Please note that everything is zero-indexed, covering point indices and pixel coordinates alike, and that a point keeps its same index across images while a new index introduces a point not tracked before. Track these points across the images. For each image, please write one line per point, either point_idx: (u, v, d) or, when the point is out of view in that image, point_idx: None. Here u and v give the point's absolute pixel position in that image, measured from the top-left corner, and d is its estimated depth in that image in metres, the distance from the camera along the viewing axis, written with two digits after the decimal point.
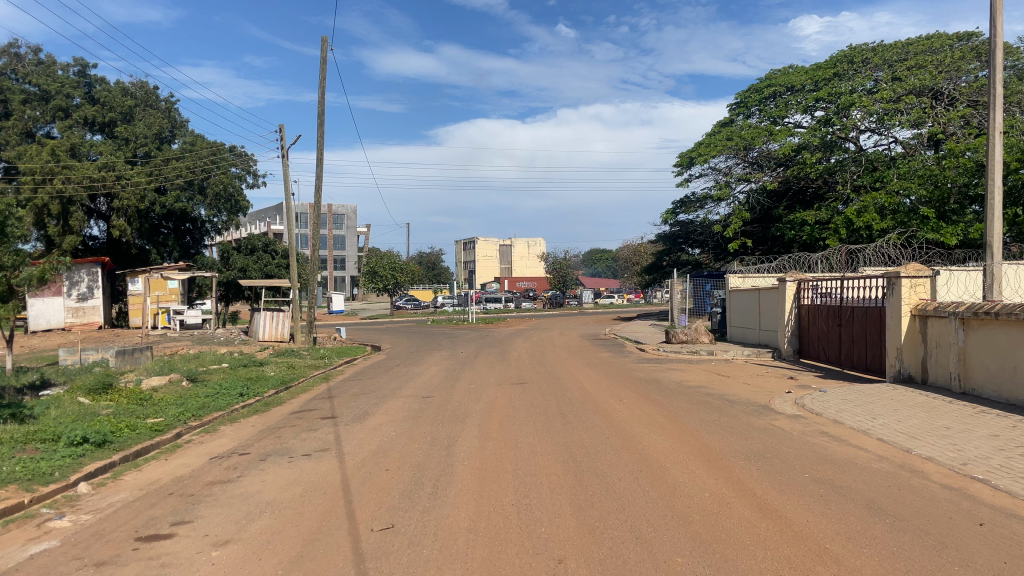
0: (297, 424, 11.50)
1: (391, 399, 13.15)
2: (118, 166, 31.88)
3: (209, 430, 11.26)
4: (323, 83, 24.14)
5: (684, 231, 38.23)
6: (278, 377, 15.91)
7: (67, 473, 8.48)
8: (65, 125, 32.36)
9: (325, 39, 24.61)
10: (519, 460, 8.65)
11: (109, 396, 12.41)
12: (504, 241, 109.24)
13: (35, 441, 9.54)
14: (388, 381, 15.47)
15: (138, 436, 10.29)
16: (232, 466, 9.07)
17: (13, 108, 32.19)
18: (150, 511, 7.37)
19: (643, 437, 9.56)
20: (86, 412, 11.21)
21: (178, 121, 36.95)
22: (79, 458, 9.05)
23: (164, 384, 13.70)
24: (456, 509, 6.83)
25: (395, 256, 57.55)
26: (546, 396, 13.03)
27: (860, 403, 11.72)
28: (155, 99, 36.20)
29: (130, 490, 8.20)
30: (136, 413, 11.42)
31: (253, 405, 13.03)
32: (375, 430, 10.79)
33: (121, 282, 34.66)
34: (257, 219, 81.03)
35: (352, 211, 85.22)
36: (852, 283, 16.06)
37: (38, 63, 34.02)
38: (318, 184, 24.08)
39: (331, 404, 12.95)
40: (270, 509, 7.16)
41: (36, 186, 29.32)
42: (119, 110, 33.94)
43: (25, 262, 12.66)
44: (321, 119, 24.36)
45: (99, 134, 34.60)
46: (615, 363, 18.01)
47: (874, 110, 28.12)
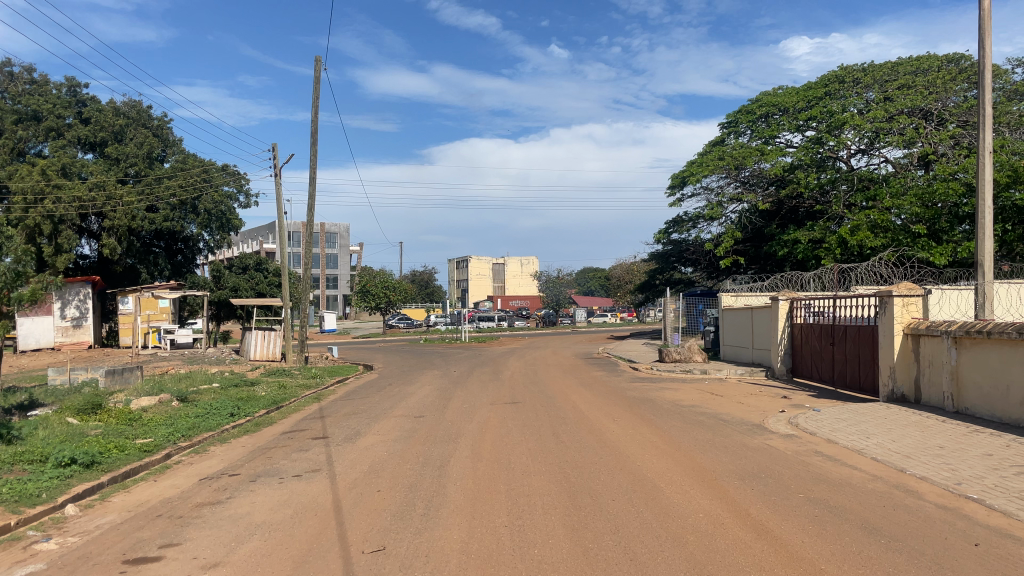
0: (288, 444, 11.41)
1: (383, 419, 13.06)
2: (109, 186, 31.84)
3: (199, 451, 11.15)
4: (316, 102, 24.17)
5: (677, 250, 38.35)
6: (270, 397, 15.80)
7: (55, 495, 8.37)
8: (57, 144, 32.31)
9: (317, 58, 24.66)
10: (512, 480, 8.59)
11: (98, 416, 12.29)
12: (497, 260, 109.35)
13: (23, 462, 9.42)
14: (380, 401, 15.35)
15: (127, 457, 10.19)
16: (222, 487, 8.97)
17: (5, 127, 32.18)
18: (137, 533, 7.27)
19: (637, 457, 9.51)
20: (75, 432, 11.09)
21: (170, 139, 36.95)
22: (67, 480, 8.93)
23: (153, 404, 13.58)
24: (449, 530, 6.76)
25: (388, 275, 57.45)
26: (539, 415, 12.96)
27: (854, 423, 11.70)
28: (148, 118, 36.22)
29: (118, 512, 8.09)
30: (125, 433, 11.30)
31: (244, 425, 12.92)
32: (367, 450, 10.70)
33: (111, 301, 34.51)
34: (250, 238, 81.01)
35: (344, 230, 85.14)
36: (844, 302, 16.09)
37: (31, 83, 34.05)
38: (310, 203, 24.05)
39: (322, 424, 12.85)
40: (260, 531, 7.07)
41: (27, 207, 29.24)
42: (111, 129, 33.95)
43: (14, 282, 12.55)
44: (314, 138, 24.35)
45: (91, 154, 34.56)
46: (608, 383, 17.94)
47: (866, 129, 28.35)
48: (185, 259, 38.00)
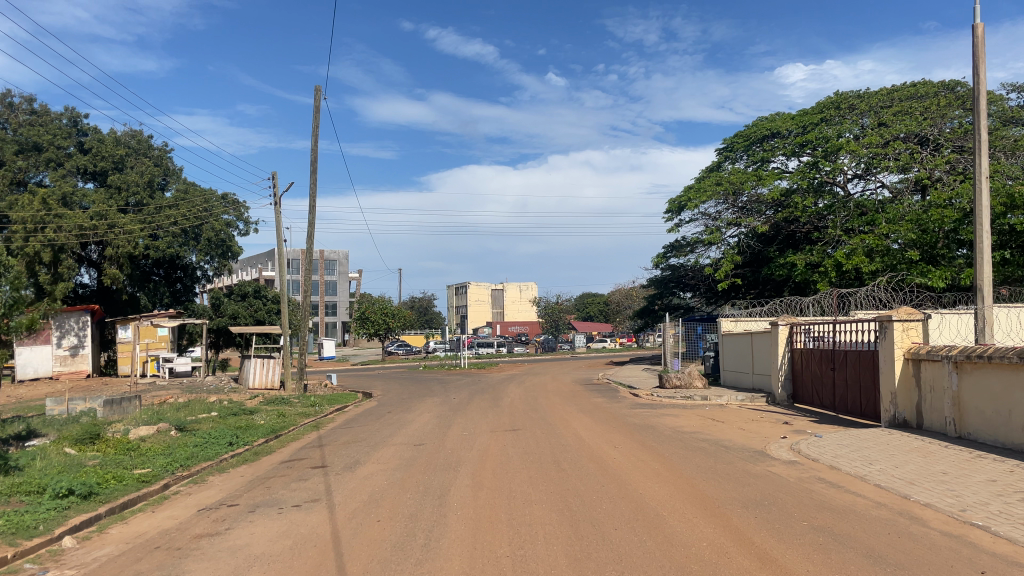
0: (287, 474, 11.33)
1: (383, 447, 12.99)
2: (111, 215, 32.01)
3: (198, 481, 11.06)
4: (316, 131, 24.33)
5: (674, 275, 38.48)
6: (269, 426, 15.69)
7: (52, 527, 8.29)
8: (58, 174, 32.50)
9: (318, 88, 24.84)
10: (513, 509, 8.53)
11: (97, 446, 12.21)
12: (496, 286, 109.60)
13: (20, 493, 9.36)
14: (379, 429, 15.27)
15: (125, 487, 10.11)
16: (221, 518, 8.88)
17: (6, 158, 32.35)
18: (135, 566, 7.19)
19: (639, 485, 9.43)
20: (73, 463, 11.02)
21: (171, 168, 37.13)
22: (64, 511, 8.86)
23: (152, 434, 13.48)
24: (450, 561, 6.70)
25: (386, 302, 57.37)
26: (540, 443, 12.91)
27: (856, 449, 11.65)
28: (148, 148, 36.41)
29: (116, 543, 8.02)
30: (123, 464, 11.23)
31: (243, 455, 12.82)
32: (367, 479, 10.62)
33: (110, 330, 34.44)
34: (249, 265, 81.20)
35: (344, 257, 85.25)
36: (844, 327, 16.10)
37: (32, 113, 34.28)
38: (311, 230, 24.10)
39: (321, 453, 12.75)
40: (259, 562, 7.01)
41: (27, 236, 29.28)
42: (111, 158, 34.13)
43: (16, 311, 12.56)
44: (314, 166, 24.44)
45: (92, 183, 34.72)
46: (608, 409, 17.89)
47: (862, 154, 28.58)
48: (184, 288, 37.99)
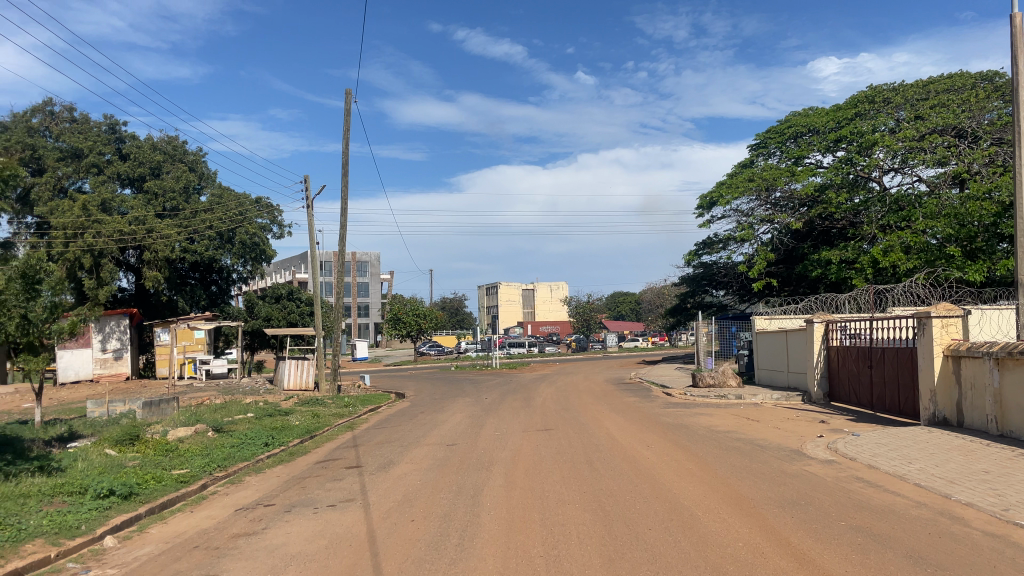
0: (322, 473, 11.45)
1: (416, 447, 13.08)
2: (149, 220, 32.54)
3: (235, 480, 11.23)
4: (347, 134, 24.50)
5: (708, 272, 38.14)
6: (303, 426, 15.82)
7: (94, 526, 8.49)
8: (98, 181, 33.19)
9: (348, 91, 24.97)
10: (546, 509, 8.52)
11: (136, 448, 12.43)
12: (527, 285, 109.57)
13: (63, 494, 9.59)
14: (412, 428, 15.37)
15: (164, 488, 10.28)
16: (258, 518, 8.99)
17: (47, 164, 33.07)
18: (175, 565, 7.31)
19: (673, 485, 9.36)
20: (113, 464, 11.25)
21: (206, 173, 37.76)
22: (105, 511, 9.06)
23: (190, 435, 13.71)
24: (483, 561, 6.71)
25: (418, 303, 57.66)
26: (573, 442, 12.88)
27: (895, 447, 11.44)
28: (184, 153, 37.00)
29: (156, 543, 8.16)
30: (162, 464, 11.42)
31: (278, 455, 12.98)
32: (401, 479, 10.72)
33: (149, 333, 35.15)
34: (283, 267, 82.24)
35: (376, 258, 85.93)
36: (881, 324, 15.84)
37: (72, 121, 35.03)
38: (343, 231, 24.31)
39: (355, 452, 12.91)
40: (296, 562, 7.08)
41: (68, 241, 29.99)
42: (149, 164, 34.79)
43: (57, 314, 12.81)
44: (345, 169, 24.62)
45: (131, 189, 35.39)
46: (642, 408, 17.77)
47: (897, 148, 28.15)
48: (220, 290, 38.64)
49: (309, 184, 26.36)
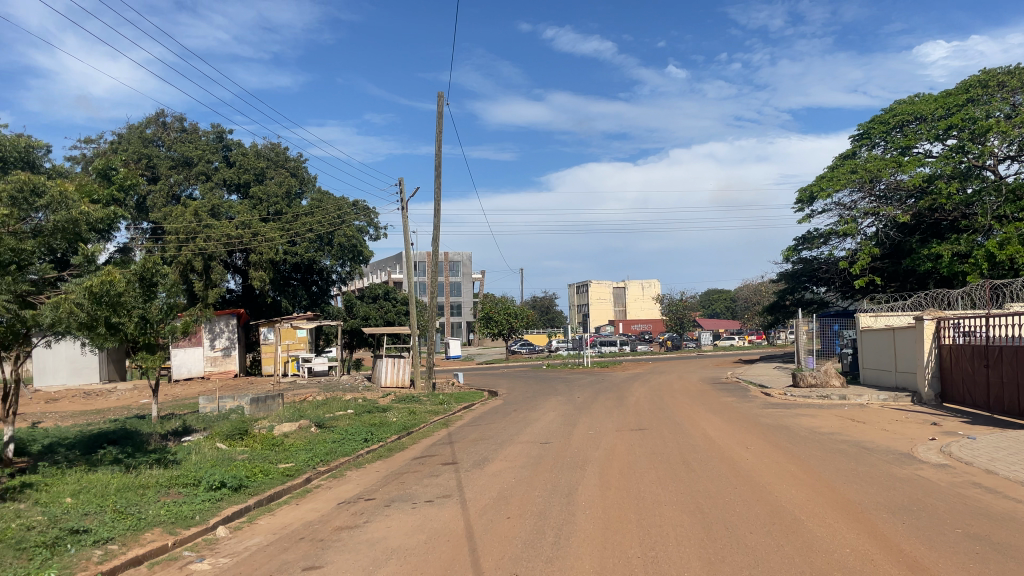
0: (419, 469, 11.70)
1: (510, 445, 13.18)
2: (255, 224, 33.84)
3: (337, 475, 11.62)
4: (439, 136, 24.90)
5: (807, 269, 36.87)
6: (400, 423, 16.20)
7: (207, 517, 8.97)
8: (207, 187, 34.91)
9: (441, 93, 25.34)
10: (642, 509, 8.44)
11: (245, 442, 13.03)
12: (619, 284, 108.67)
13: (179, 485, 10.16)
14: (506, 427, 15.49)
15: (271, 481, 10.74)
16: (359, 511, 9.27)
17: (161, 173, 35.04)
18: (282, 555, 7.63)
19: (775, 487, 9.09)
20: (224, 457, 11.82)
21: (306, 177, 39.12)
22: (218, 502, 9.54)
23: (294, 430, 14.26)
24: (580, 560, 6.71)
25: (510, 301, 58.06)
26: (669, 442, 12.70)
27: (1017, 452, 10.75)
28: (286, 159, 38.46)
29: (265, 534, 8.54)
30: (269, 458, 11.93)
31: (377, 450, 13.34)
32: (496, 476, 10.82)
33: (255, 332, 36.82)
34: (378, 268, 84.39)
35: (467, 258, 87.04)
36: (998, 321, 14.94)
37: (182, 131, 36.95)
38: (436, 232, 24.71)
39: (451, 449, 13.12)
40: (396, 555, 7.26)
41: (180, 245, 31.63)
42: (253, 171, 36.37)
43: (171, 313, 13.55)
44: (438, 170, 25.02)
45: (237, 195, 37.07)
46: (739, 408, 17.34)
47: (1015, 134, 26.45)
48: (320, 290, 39.90)
49: (403, 186, 26.91)
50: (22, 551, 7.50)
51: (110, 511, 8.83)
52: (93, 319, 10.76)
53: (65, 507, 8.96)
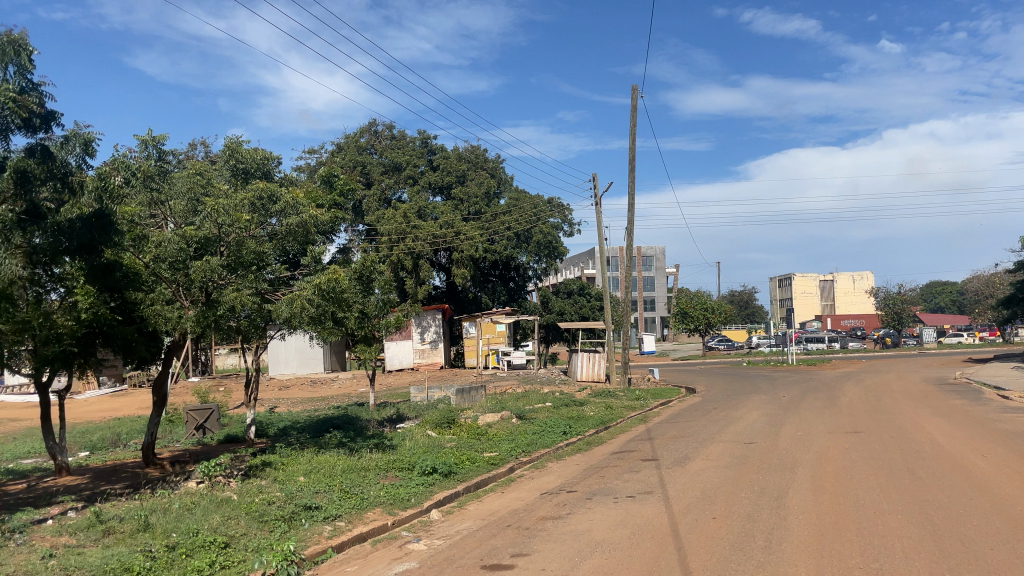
0: (619, 464, 11.70)
1: (713, 443, 12.82)
2: (457, 223, 35.49)
3: (539, 465, 11.90)
4: (634, 130, 24.72)
5: None
6: (599, 417, 16.30)
7: (421, 500, 9.55)
8: (415, 190, 37.11)
9: (635, 87, 25.13)
10: (861, 517, 7.88)
11: (453, 430, 13.71)
12: (825, 277, 102.19)
13: (395, 469, 10.89)
14: (707, 424, 15.09)
15: (478, 468, 11.21)
16: (562, 503, 9.42)
17: (374, 178, 37.72)
18: (492, 541, 7.94)
19: (1019, 501, 8.13)
20: (434, 444, 12.51)
21: (504, 177, 40.37)
22: (430, 486, 10.12)
23: (497, 421, 14.81)
24: (794, 566, 6.38)
25: (707, 296, 56.49)
26: (889, 447, 11.75)
27: None
28: (484, 160, 39.92)
29: (474, 519, 8.93)
30: (475, 447, 12.47)
31: (577, 443, 13.51)
32: (699, 475, 10.56)
33: (458, 326, 38.73)
34: (572, 264, 85.44)
35: (661, 252, 85.78)
36: None
37: (392, 138, 39.49)
38: (632, 227, 24.55)
39: (651, 445, 12.99)
40: (601, 548, 7.31)
41: (393, 245, 33.75)
42: (456, 173, 38.18)
43: (385, 309, 14.58)
44: (633, 164, 24.84)
45: (440, 197, 39.08)
46: (972, 412, 15.69)
47: None
48: (518, 286, 40.90)
49: (597, 182, 26.97)
50: (264, 523, 8.42)
51: (337, 490, 9.66)
52: (321, 313, 11.81)
53: (299, 485, 9.92)
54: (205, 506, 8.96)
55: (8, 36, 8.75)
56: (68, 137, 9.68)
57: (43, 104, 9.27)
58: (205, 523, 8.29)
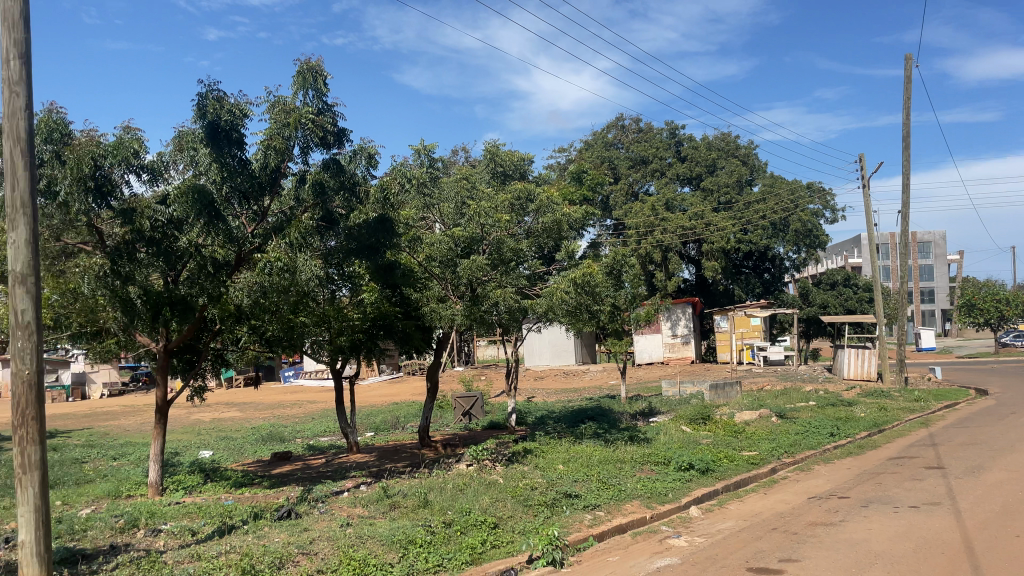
0: (898, 471, 10.67)
1: (1014, 454, 11.23)
2: (707, 214, 34.58)
3: (804, 468, 11.23)
4: (907, 104, 22.44)
5: None
6: (871, 419, 15.02)
7: (679, 495, 9.44)
8: (663, 182, 36.84)
9: (907, 57, 22.78)
10: None
11: (708, 426, 13.40)
12: None
13: (651, 462, 10.87)
14: (1007, 432, 13.26)
15: (737, 467, 10.85)
16: (833, 509, 8.81)
17: (622, 173, 38.06)
18: (757, 543, 7.63)
19: None
20: (690, 440, 12.31)
21: (757, 164, 38.58)
22: (687, 482, 9.98)
23: (755, 419, 14.22)
24: None
25: (1000, 286, 49.70)
26: None
27: None
28: (736, 147, 38.49)
29: (736, 519, 8.64)
30: (733, 444, 12.08)
31: (846, 446, 12.56)
32: (998, 488, 9.30)
33: (709, 320, 37.93)
34: (834, 254, 79.55)
35: (941, 237, 76.94)
36: None
37: (639, 131, 39.43)
38: (906, 210, 22.30)
39: (935, 453, 11.69)
40: (882, 560, 6.72)
41: (640, 239, 33.86)
42: (705, 163, 37.32)
43: (634, 302, 14.63)
44: (906, 141, 22.54)
45: (689, 188, 38.38)
46: None
47: None
48: (773, 278, 38.72)
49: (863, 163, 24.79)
50: (529, 508, 8.81)
51: (596, 480, 9.85)
52: (578, 307, 12.07)
53: (559, 473, 10.27)
54: (475, 487, 9.59)
55: (308, 65, 10.00)
56: (356, 151, 10.85)
57: (336, 123, 10.45)
58: (476, 503, 8.89)
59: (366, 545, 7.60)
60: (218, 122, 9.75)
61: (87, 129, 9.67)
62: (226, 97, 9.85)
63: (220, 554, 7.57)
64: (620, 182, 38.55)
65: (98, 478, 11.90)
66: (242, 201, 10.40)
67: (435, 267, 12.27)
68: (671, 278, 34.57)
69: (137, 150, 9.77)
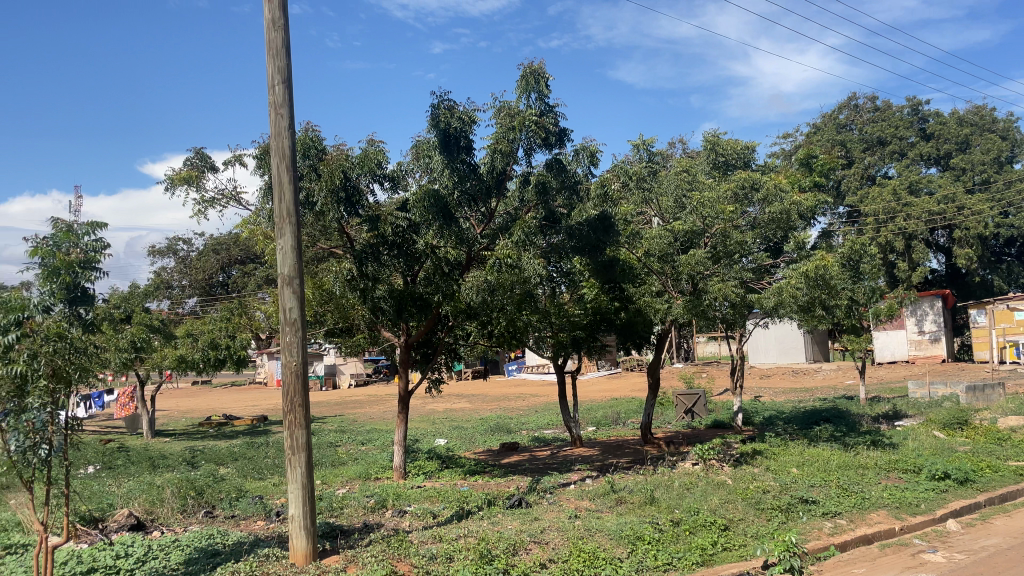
0: None
1: None
2: (959, 197, 31.08)
3: None
4: None
5: None
6: None
7: (933, 507, 8.60)
8: (904, 164, 33.74)
9: None
10: None
11: (965, 433, 12.07)
12: None
13: (898, 470, 9.99)
14: None
15: (1003, 479, 9.66)
16: None
17: (855, 156, 35.35)
18: None
19: None
20: (944, 446, 11.15)
21: (1021, 138, 34.08)
22: (942, 493, 9.06)
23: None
24: None
25: None
26: None
27: None
28: (993, 121, 34.31)
29: (1004, 536, 7.70)
30: (996, 453, 10.78)
31: None
32: None
33: (961, 314, 34.27)
34: None
35: None
36: None
37: (875, 109, 36.28)
38: None
39: None
40: None
41: (880, 227, 30.87)
42: (955, 139, 33.67)
43: (873, 294, 13.54)
44: None
45: (935, 169, 34.78)
46: None
47: None
48: None
49: None
50: (761, 511, 8.44)
51: (834, 486, 9.24)
52: (811, 302, 11.37)
53: (793, 476, 9.76)
54: (704, 487, 9.36)
55: (531, 69, 10.31)
56: (577, 150, 10.97)
57: (558, 123, 10.65)
58: (705, 503, 8.68)
59: (595, 538, 7.70)
60: (449, 129, 10.35)
61: (338, 145, 10.71)
62: (456, 105, 10.43)
63: (459, 537, 8.04)
64: (854, 167, 35.78)
65: (349, 460, 13.10)
66: (471, 203, 11.03)
67: (656, 263, 12.17)
68: (915, 269, 31.57)
69: (379, 161, 10.64)
